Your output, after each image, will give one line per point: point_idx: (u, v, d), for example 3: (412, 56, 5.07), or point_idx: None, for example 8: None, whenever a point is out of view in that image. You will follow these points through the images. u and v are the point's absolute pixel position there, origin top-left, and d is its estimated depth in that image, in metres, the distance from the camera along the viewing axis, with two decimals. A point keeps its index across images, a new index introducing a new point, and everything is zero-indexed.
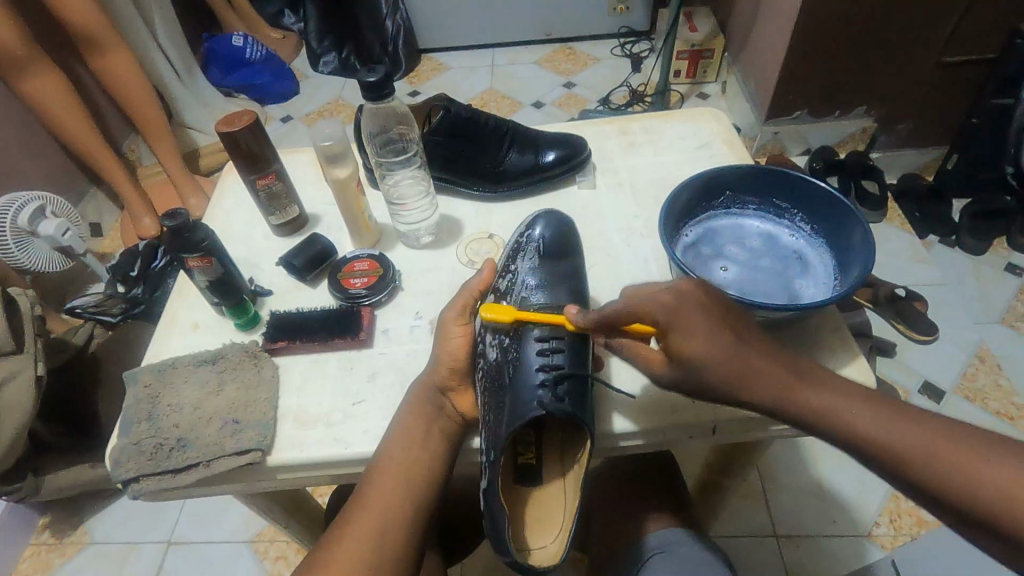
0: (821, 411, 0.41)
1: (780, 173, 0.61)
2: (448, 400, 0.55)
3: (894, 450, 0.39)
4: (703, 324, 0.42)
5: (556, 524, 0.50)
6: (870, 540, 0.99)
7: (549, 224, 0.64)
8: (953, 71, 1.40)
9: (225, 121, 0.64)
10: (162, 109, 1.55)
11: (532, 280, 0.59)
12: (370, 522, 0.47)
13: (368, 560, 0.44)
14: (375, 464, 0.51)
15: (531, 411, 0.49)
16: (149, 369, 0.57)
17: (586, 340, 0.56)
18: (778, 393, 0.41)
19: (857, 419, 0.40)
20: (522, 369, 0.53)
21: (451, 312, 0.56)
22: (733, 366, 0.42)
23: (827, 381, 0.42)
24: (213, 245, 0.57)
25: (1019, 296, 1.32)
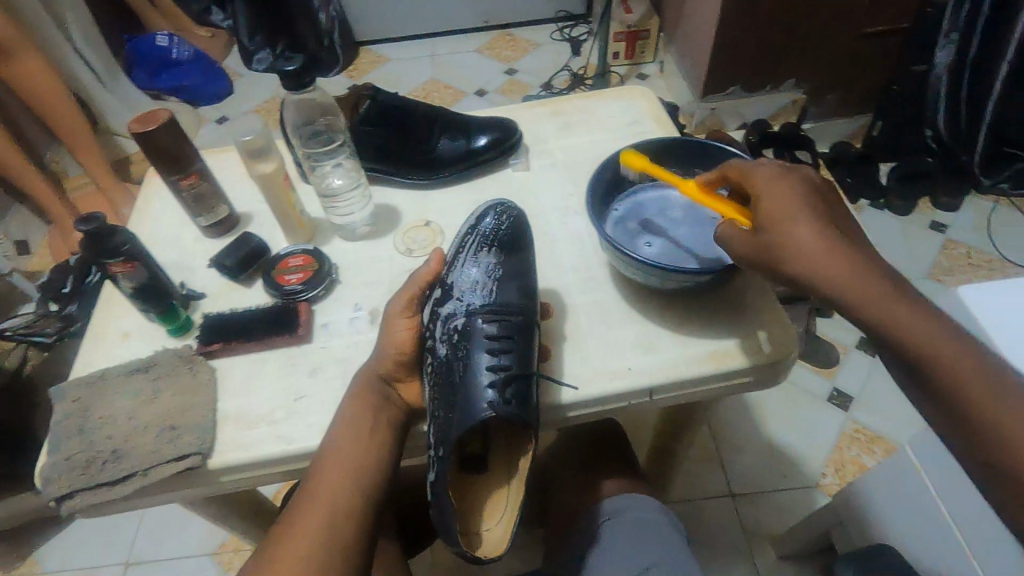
0: (888, 324, 0.41)
1: (702, 144, 0.63)
2: (395, 391, 0.55)
3: (940, 363, 0.40)
4: (799, 196, 0.46)
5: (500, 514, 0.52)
6: (818, 490, 1.05)
7: (502, 216, 0.62)
8: (873, 42, 1.47)
9: (139, 121, 0.62)
10: (85, 116, 1.48)
11: (481, 277, 0.58)
12: (324, 511, 0.47)
13: (317, 550, 0.45)
14: (321, 454, 0.51)
15: (478, 414, 0.50)
16: (78, 384, 0.55)
17: (533, 337, 0.56)
18: (870, 302, 0.42)
19: (921, 328, 0.41)
20: (470, 369, 0.53)
21: (397, 305, 0.56)
22: (819, 259, 0.43)
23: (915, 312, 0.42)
24: (135, 249, 0.56)
25: (943, 251, 1.41)
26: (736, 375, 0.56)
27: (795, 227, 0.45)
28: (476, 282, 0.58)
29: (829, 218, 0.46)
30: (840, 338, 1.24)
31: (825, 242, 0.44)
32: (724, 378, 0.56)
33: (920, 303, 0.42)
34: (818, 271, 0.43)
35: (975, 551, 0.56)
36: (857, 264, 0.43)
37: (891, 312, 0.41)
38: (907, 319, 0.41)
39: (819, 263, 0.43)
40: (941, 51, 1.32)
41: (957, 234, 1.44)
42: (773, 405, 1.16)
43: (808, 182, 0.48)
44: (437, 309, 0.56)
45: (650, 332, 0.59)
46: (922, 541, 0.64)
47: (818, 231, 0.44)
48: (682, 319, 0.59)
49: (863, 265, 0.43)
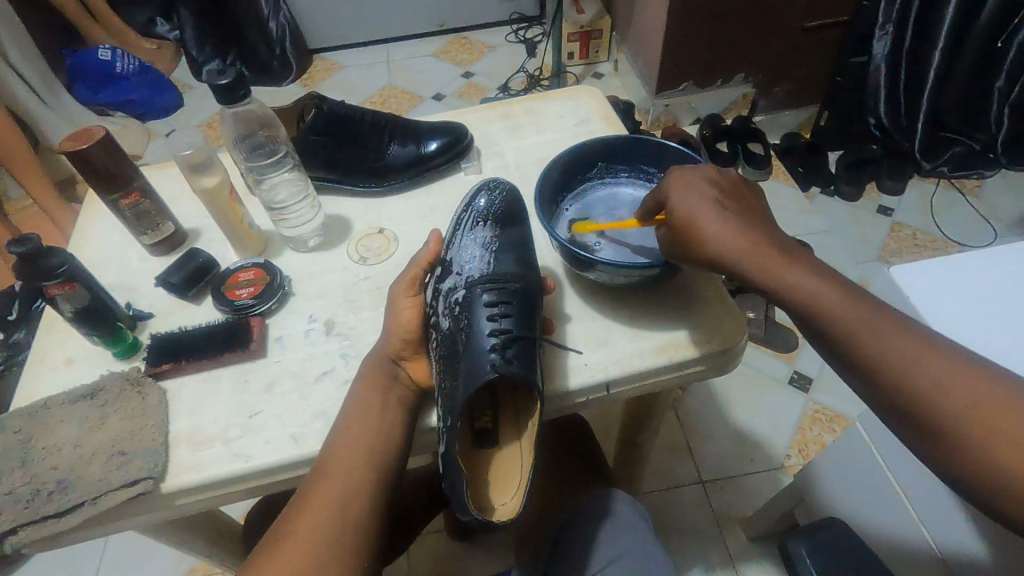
0: (798, 294, 0.44)
1: (646, 142, 0.64)
2: (403, 370, 0.56)
3: (848, 326, 0.42)
4: (704, 187, 0.50)
5: (514, 485, 0.52)
6: (783, 471, 1.08)
7: (494, 194, 0.63)
8: (815, 35, 1.52)
9: (72, 139, 0.60)
10: (23, 135, 1.42)
11: (479, 250, 0.59)
12: (334, 492, 0.48)
13: (327, 531, 0.46)
14: (332, 441, 0.51)
15: (481, 376, 0.50)
16: (19, 414, 0.53)
17: (532, 303, 0.56)
18: (766, 271, 0.45)
19: (827, 293, 0.43)
20: (473, 335, 0.53)
21: (400, 287, 0.58)
22: (729, 243, 0.47)
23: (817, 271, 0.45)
24: (74, 271, 0.55)
25: (890, 234, 1.47)
26: (692, 363, 0.58)
27: (701, 217, 0.48)
28: (473, 255, 0.58)
29: (735, 204, 0.49)
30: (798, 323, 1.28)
31: (731, 227, 0.47)
32: (680, 368, 0.58)
33: (827, 272, 0.45)
34: (731, 255, 0.46)
35: (924, 518, 0.60)
36: (762, 244, 0.46)
37: (797, 283, 0.44)
38: (812, 287, 0.44)
39: (726, 243, 0.46)
40: (879, 42, 1.39)
41: (902, 217, 1.50)
42: (736, 392, 1.19)
43: (713, 174, 0.52)
44: (437, 286, 0.57)
45: (604, 329, 0.60)
46: (875, 512, 0.67)
47: (723, 216, 0.48)
48: (637, 313, 0.60)
49: (768, 244, 0.46)
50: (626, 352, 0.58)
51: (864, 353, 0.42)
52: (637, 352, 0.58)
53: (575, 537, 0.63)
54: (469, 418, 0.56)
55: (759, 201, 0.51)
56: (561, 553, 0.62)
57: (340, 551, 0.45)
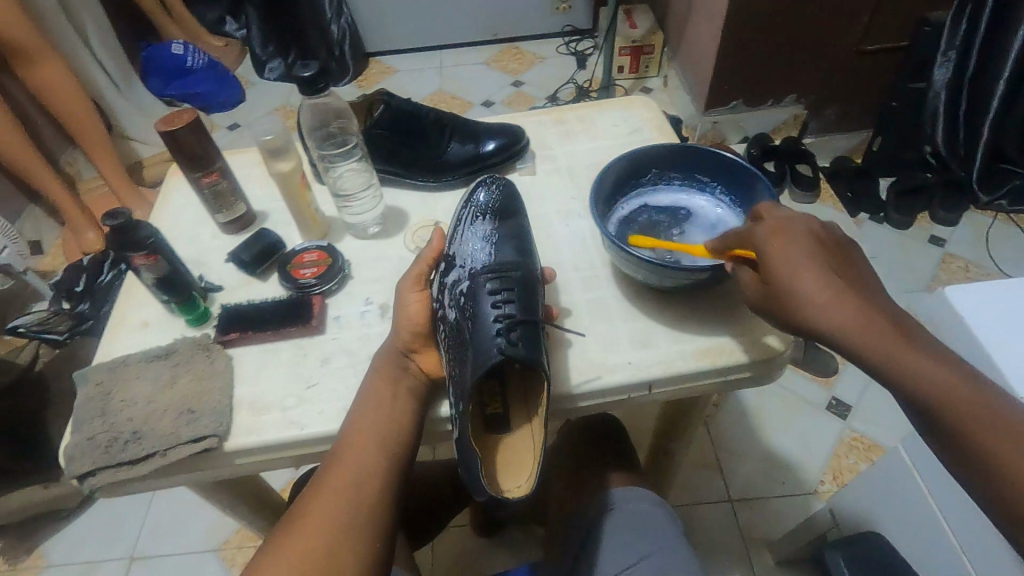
0: (922, 387, 0.41)
1: (701, 151, 0.65)
2: (413, 362, 0.58)
3: (974, 426, 0.40)
4: (803, 244, 0.46)
5: (527, 469, 0.53)
6: (815, 496, 1.07)
7: (495, 188, 0.66)
8: (873, 59, 1.50)
9: (167, 120, 0.67)
10: (100, 121, 1.52)
11: (480, 244, 0.61)
12: (347, 476, 0.50)
13: (343, 515, 0.48)
14: (345, 427, 0.54)
15: (488, 359, 0.52)
16: (101, 368, 0.58)
17: (534, 289, 0.58)
18: (881, 349, 0.42)
19: (951, 386, 0.41)
20: (478, 322, 0.55)
21: (407, 282, 0.60)
22: (845, 322, 0.43)
23: (933, 351, 0.42)
24: (159, 244, 0.59)
25: (940, 264, 1.43)
26: (735, 369, 0.59)
27: (801, 278, 0.45)
28: (476, 250, 0.60)
29: (837, 264, 0.46)
30: None
31: (833, 294, 0.44)
32: (722, 373, 0.59)
33: (946, 360, 0.42)
34: (836, 330, 0.43)
35: (966, 549, 0.59)
36: (878, 321, 0.43)
37: (921, 372, 0.41)
38: (934, 378, 0.41)
39: (830, 313, 0.43)
40: (940, 69, 1.35)
41: (955, 248, 1.46)
42: (770, 412, 1.18)
43: (814, 226, 0.48)
44: (441, 280, 0.59)
45: (647, 330, 0.61)
46: (915, 538, 0.66)
47: (830, 284, 0.44)
48: (680, 317, 0.62)
49: (885, 324, 0.43)
50: (666, 355, 0.59)
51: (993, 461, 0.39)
52: (681, 355, 0.59)
53: (608, 535, 0.65)
54: (478, 404, 0.58)
55: (859, 260, 0.48)
56: (593, 551, 0.64)
57: (356, 532, 0.48)
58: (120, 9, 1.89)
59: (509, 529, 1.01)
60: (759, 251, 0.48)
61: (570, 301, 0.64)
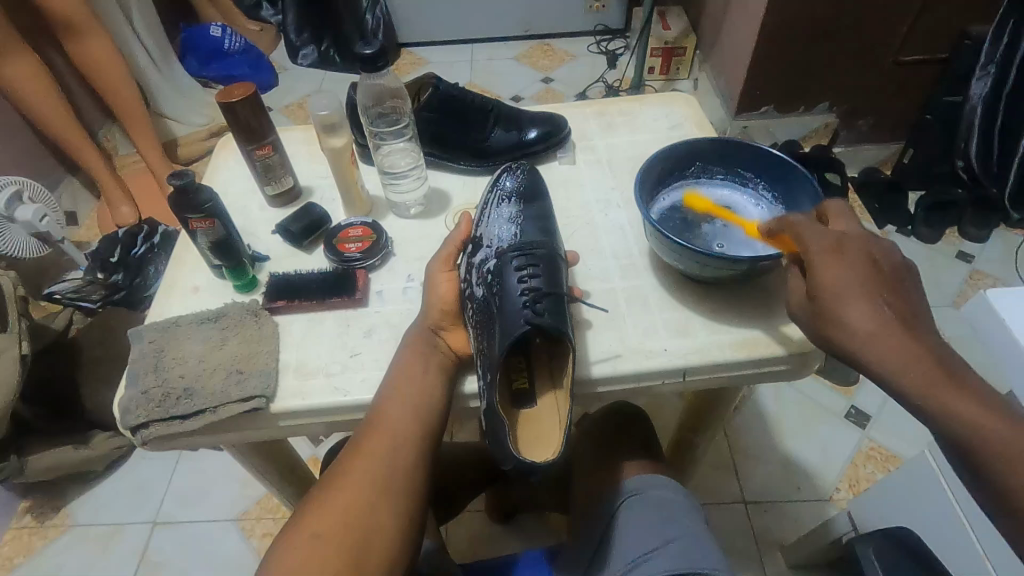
0: (961, 425, 0.41)
1: (744, 145, 0.67)
2: (442, 339, 0.58)
3: (1009, 467, 0.39)
4: (857, 263, 0.46)
5: (552, 442, 0.53)
6: (830, 503, 1.07)
7: (520, 175, 0.67)
8: (910, 70, 1.49)
9: (225, 92, 0.68)
10: (140, 97, 1.56)
11: (505, 224, 0.61)
12: (380, 443, 0.51)
13: (377, 482, 0.49)
14: (378, 400, 0.54)
15: (515, 330, 0.52)
16: (154, 327, 0.60)
17: (559, 266, 0.58)
18: (922, 382, 0.42)
19: (992, 426, 0.40)
20: (505, 295, 0.55)
21: (436, 264, 0.61)
22: (894, 352, 0.43)
23: (977, 387, 0.41)
24: (216, 208, 0.61)
25: (968, 280, 1.42)
26: (770, 363, 0.60)
27: (847, 304, 0.45)
28: (501, 230, 0.61)
29: (884, 289, 0.46)
30: None
31: (874, 319, 0.44)
32: (757, 366, 0.60)
33: (990, 398, 0.41)
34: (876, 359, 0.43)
35: (990, 553, 0.60)
36: (922, 355, 0.42)
37: (959, 409, 0.41)
38: (976, 418, 0.40)
39: (870, 344, 0.43)
40: (977, 83, 1.34)
41: (983, 265, 1.45)
42: (787, 417, 1.18)
43: (868, 246, 0.48)
44: (470, 261, 0.60)
45: (683, 319, 0.62)
46: (939, 546, 0.66)
47: (877, 311, 0.44)
48: (717, 309, 0.63)
49: (930, 358, 0.42)
50: (700, 343, 0.60)
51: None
52: (715, 345, 0.60)
53: (631, 519, 0.66)
54: (506, 378, 0.58)
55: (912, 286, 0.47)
56: (616, 535, 0.65)
57: (389, 497, 0.48)
58: None
59: (523, 517, 1.03)
60: (809, 266, 0.48)
61: (608, 287, 0.66)
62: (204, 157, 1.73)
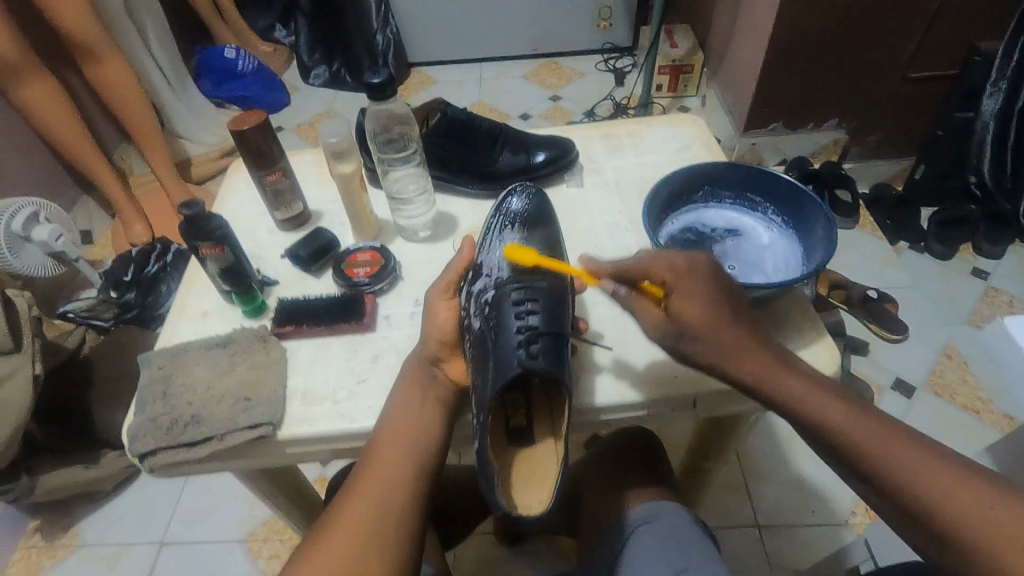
0: (837, 430, 0.45)
1: (755, 171, 0.69)
2: (440, 371, 0.57)
3: (870, 458, 0.44)
4: (705, 287, 0.48)
5: (546, 485, 0.52)
6: (846, 528, 1.04)
7: (526, 197, 0.66)
8: (919, 86, 1.49)
9: (235, 120, 0.69)
10: (154, 118, 1.59)
11: (508, 253, 0.60)
12: (376, 479, 0.50)
13: (371, 520, 0.48)
14: (377, 434, 0.54)
15: (508, 372, 0.51)
16: (163, 353, 0.61)
17: (562, 301, 0.57)
18: (761, 380, 0.48)
19: (844, 426, 0.45)
20: (502, 332, 0.54)
21: (436, 290, 0.59)
22: (755, 365, 0.48)
23: (822, 386, 0.48)
24: (226, 235, 0.61)
25: (983, 297, 1.40)
26: None
27: (695, 318, 0.48)
28: (503, 258, 0.59)
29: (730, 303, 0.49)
30: (874, 378, 1.23)
31: (718, 328, 0.48)
32: (765, 394, 0.61)
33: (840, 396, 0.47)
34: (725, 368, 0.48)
35: None
36: (766, 363, 0.48)
37: (812, 407, 0.46)
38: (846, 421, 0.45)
39: (729, 354, 0.48)
40: (989, 99, 1.33)
41: (999, 282, 1.42)
42: (801, 438, 1.16)
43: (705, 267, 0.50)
44: (469, 289, 0.58)
45: None
46: None
47: (722, 322, 0.48)
48: None
49: (776, 364, 0.48)
50: (708, 371, 0.61)
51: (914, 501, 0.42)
52: None
53: (641, 548, 0.65)
54: (503, 415, 0.57)
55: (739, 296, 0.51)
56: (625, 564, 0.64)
57: (382, 536, 0.47)
58: (177, 13, 1.97)
59: (533, 540, 1.01)
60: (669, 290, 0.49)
61: (616, 313, 0.67)
62: (216, 176, 1.76)
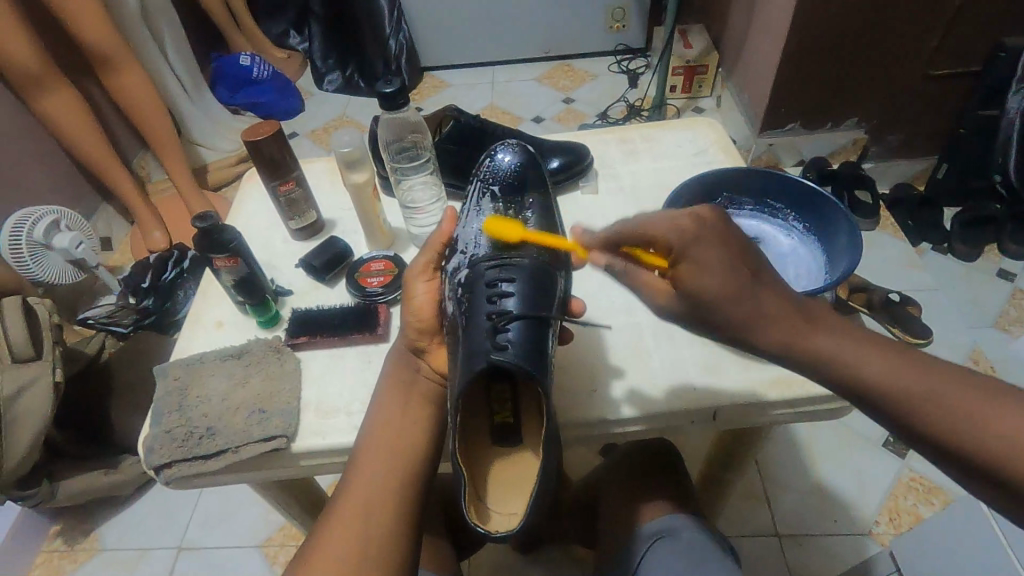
0: (873, 383, 0.38)
1: (777, 177, 0.68)
2: (422, 363, 0.57)
3: (906, 406, 0.37)
4: (718, 259, 0.40)
5: (525, 493, 0.51)
6: (870, 538, 1.01)
7: (516, 155, 0.64)
8: (943, 84, 1.45)
9: (251, 130, 0.69)
10: (171, 126, 1.60)
11: (485, 229, 0.58)
12: (360, 485, 0.49)
13: (361, 523, 0.47)
14: (361, 440, 0.53)
15: (474, 365, 0.47)
16: (178, 364, 0.61)
17: (545, 280, 0.54)
18: (787, 340, 0.39)
19: (870, 364, 0.38)
20: (470, 315, 0.52)
21: (415, 271, 0.58)
22: (774, 329, 0.40)
23: (835, 327, 0.40)
24: (240, 246, 0.62)
25: (1011, 300, 1.36)
26: (801, 403, 0.59)
27: (704, 281, 0.40)
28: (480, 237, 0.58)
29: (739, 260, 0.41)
30: None
31: (734, 291, 0.40)
32: (787, 406, 0.59)
33: (860, 336, 0.40)
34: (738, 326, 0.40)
35: None
36: (781, 316, 0.40)
37: (831, 353, 0.39)
38: (882, 371, 0.38)
39: (737, 315, 0.40)
40: (1015, 96, 1.30)
41: None
42: (822, 446, 1.13)
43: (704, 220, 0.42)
44: (447, 267, 0.57)
45: (713, 356, 0.62)
46: None
47: (735, 278, 0.40)
48: None
49: (794, 315, 0.40)
50: (729, 382, 0.60)
51: (974, 451, 0.36)
52: (745, 385, 0.59)
53: (660, 562, 0.63)
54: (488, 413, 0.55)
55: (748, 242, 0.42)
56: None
57: (370, 540, 0.46)
58: (193, 22, 1.99)
59: (549, 548, 1.00)
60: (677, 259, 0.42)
61: (633, 323, 0.66)
62: (232, 182, 1.77)
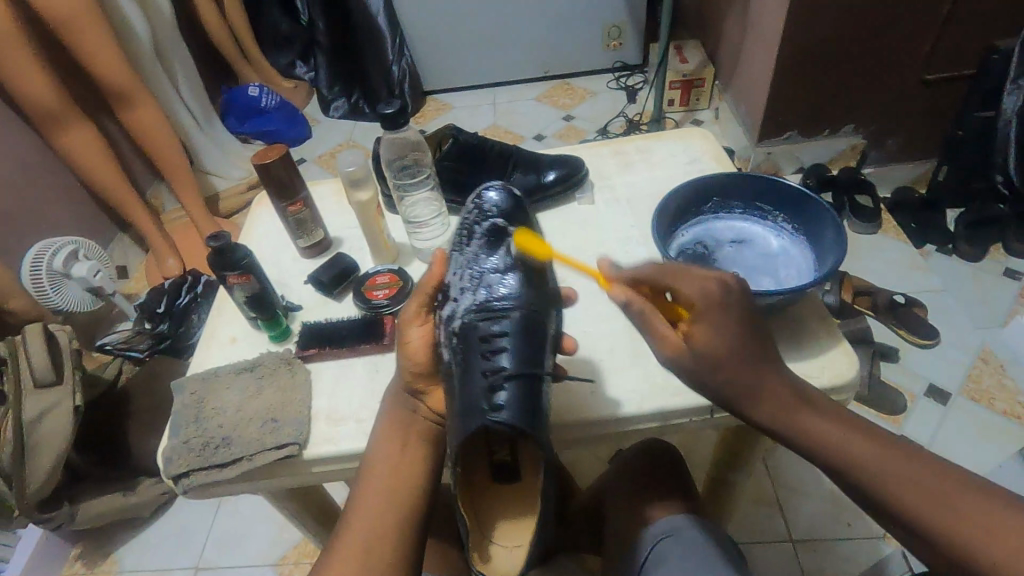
0: (867, 474, 0.44)
1: (764, 180, 0.70)
2: (421, 402, 0.58)
3: (889, 498, 0.43)
4: (727, 320, 0.46)
5: (523, 524, 0.54)
6: (885, 540, 1.01)
7: (503, 192, 0.66)
8: (937, 87, 1.47)
9: (261, 155, 0.73)
10: (184, 155, 1.66)
11: (475, 276, 0.59)
12: (366, 515, 0.52)
13: (361, 555, 0.49)
14: (366, 462, 0.55)
15: (471, 424, 0.49)
16: (194, 379, 0.63)
17: (538, 334, 0.56)
18: (777, 414, 0.47)
19: (858, 452, 0.45)
20: (468, 369, 0.53)
21: (408, 314, 0.58)
22: (772, 404, 0.47)
23: (826, 409, 0.47)
24: (251, 264, 0.65)
25: (1020, 299, 1.35)
26: None
27: (719, 342, 0.46)
28: (469, 283, 0.59)
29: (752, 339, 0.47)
30: (904, 384, 1.20)
31: (725, 337, 0.47)
32: None
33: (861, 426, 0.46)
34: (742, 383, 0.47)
35: None
36: (778, 393, 0.47)
37: (821, 433, 0.46)
38: (882, 458, 0.44)
39: (740, 377, 0.47)
40: (1010, 96, 1.28)
41: None
42: None
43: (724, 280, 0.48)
44: (440, 314, 0.58)
45: None
46: None
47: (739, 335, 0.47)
48: None
49: (792, 394, 0.47)
50: None
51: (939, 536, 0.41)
52: None
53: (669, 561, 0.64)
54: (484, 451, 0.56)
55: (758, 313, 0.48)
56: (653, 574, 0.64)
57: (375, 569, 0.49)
58: (204, 56, 2.07)
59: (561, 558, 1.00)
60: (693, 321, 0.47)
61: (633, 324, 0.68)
62: (243, 209, 1.82)
